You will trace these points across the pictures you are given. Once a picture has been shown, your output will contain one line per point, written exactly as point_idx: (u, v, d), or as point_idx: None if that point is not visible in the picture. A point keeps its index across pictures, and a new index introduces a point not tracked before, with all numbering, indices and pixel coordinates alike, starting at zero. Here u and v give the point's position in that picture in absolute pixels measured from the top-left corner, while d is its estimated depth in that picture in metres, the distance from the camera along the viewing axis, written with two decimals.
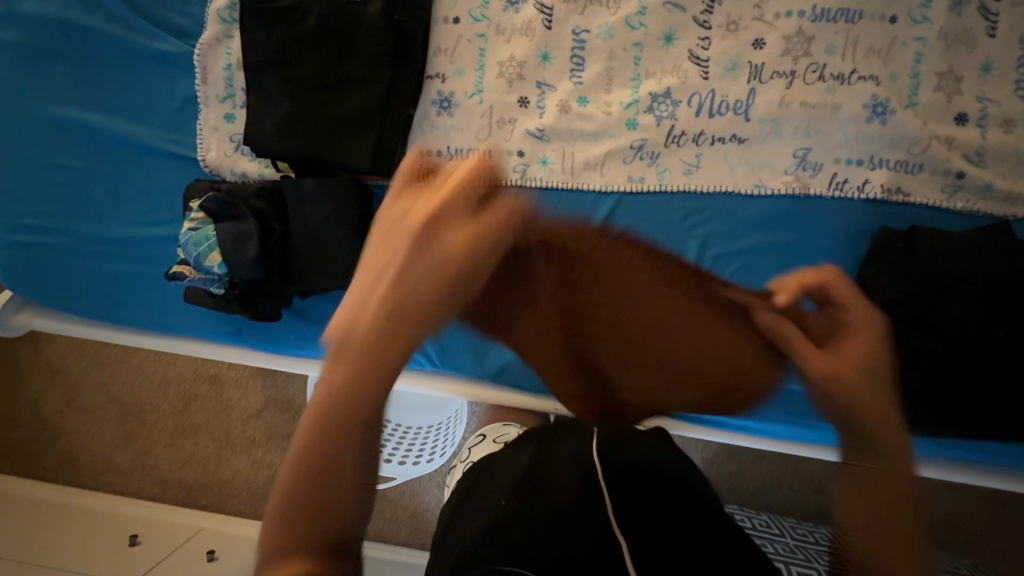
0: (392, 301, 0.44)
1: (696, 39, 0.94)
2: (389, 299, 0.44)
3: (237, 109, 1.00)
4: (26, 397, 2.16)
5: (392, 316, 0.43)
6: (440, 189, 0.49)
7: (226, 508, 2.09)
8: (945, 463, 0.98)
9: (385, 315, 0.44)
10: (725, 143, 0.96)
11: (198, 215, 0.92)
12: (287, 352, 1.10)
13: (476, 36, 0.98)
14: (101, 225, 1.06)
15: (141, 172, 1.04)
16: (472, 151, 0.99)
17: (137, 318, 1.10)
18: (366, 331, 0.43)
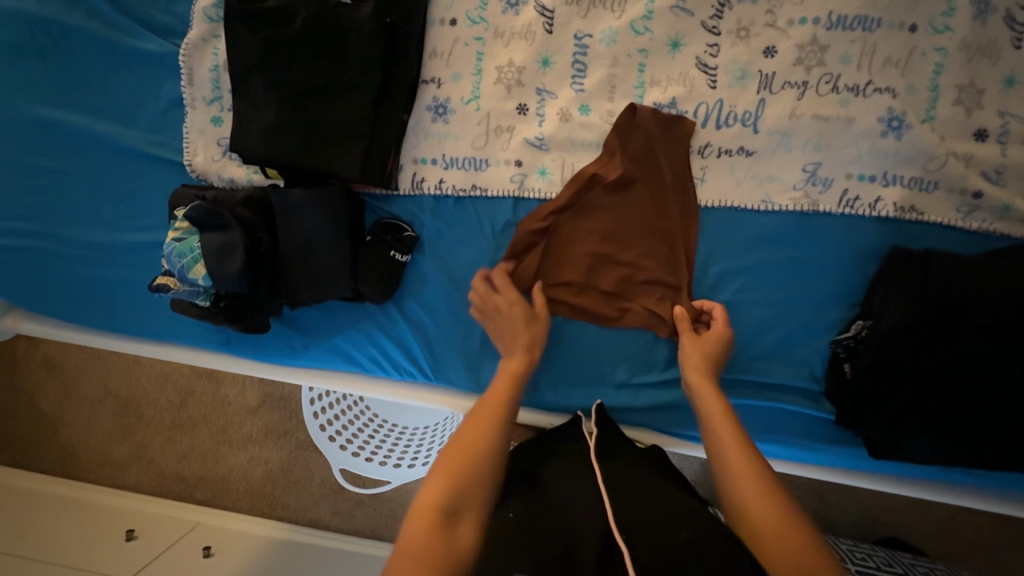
0: (450, 484, 0.69)
1: (704, 46, 0.90)
2: (459, 466, 0.71)
3: (224, 112, 0.97)
4: (23, 390, 2.16)
5: (456, 480, 0.70)
6: (497, 388, 0.83)
7: (223, 503, 2.09)
8: (945, 488, 0.96)
9: (450, 486, 0.69)
10: (732, 156, 0.92)
11: (182, 224, 0.89)
12: (277, 362, 1.07)
13: (473, 39, 0.93)
14: (86, 230, 1.03)
15: (126, 176, 1.01)
16: (468, 160, 0.96)
17: (124, 325, 1.07)
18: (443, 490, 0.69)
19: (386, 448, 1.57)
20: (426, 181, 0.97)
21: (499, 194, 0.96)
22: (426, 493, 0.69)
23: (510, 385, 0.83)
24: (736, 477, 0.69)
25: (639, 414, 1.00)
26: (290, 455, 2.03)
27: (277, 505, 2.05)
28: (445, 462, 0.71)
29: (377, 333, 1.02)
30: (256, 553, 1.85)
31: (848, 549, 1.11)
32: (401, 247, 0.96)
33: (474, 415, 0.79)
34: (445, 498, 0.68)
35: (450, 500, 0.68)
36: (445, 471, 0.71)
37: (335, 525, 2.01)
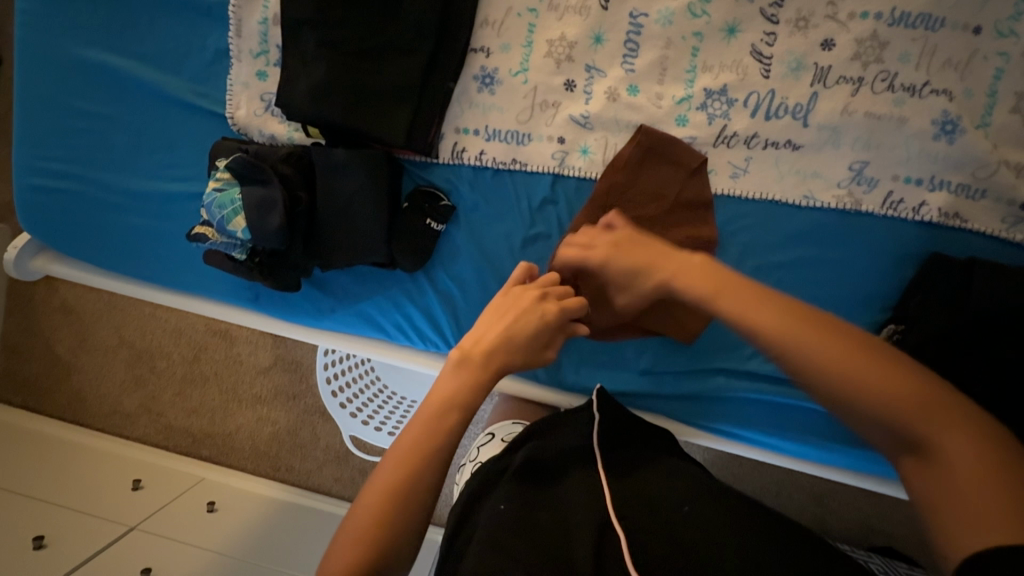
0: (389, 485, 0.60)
1: (761, 34, 0.88)
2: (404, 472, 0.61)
3: (270, 67, 0.96)
4: (39, 334, 2.18)
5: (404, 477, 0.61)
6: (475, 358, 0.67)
7: (228, 460, 2.12)
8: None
9: (394, 492, 0.60)
10: (778, 148, 0.91)
11: (223, 175, 0.89)
12: (302, 322, 1.08)
13: (526, 10, 0.92)
14: (123, 176, 1.04)
15: (166, 124, 1.01)
16: (511, 133, 0.95)
17: (154, 274, 1.08)
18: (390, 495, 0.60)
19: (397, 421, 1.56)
20: (466, 152, 0.96)
21: (539, 170, 0.96)
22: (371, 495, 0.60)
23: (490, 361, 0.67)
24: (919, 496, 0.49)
25: (658, 400, 1.02)
26: (297, 418, 2.05)
27: (280, 467, 2.08)
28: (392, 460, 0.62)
29: (404, 301, 1.03)
30: (258, 512, 1.88)
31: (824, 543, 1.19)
32: (437, 216, 0.96)
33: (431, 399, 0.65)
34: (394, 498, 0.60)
35: (399, 495, 0.60)
36: (396, 454, 0.62)
37: (336, 491, 2.04)
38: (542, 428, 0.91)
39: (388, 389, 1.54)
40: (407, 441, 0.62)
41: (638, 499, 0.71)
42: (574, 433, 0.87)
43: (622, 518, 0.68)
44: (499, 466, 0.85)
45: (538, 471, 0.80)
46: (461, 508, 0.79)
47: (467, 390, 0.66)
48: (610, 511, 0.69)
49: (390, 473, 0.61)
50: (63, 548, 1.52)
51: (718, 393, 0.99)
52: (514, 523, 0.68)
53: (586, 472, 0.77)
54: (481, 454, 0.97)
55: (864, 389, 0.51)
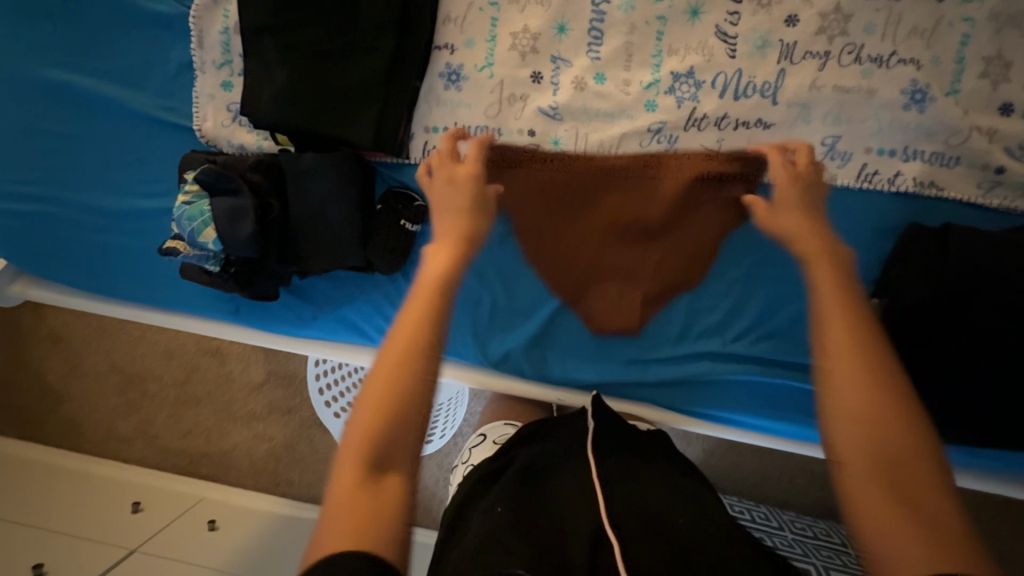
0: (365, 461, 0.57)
1: (725, 13, 0.88)
2: (369, 431, 0.59)
3: (235, 76, 0.95)
4: (31, 363, 2.17)
5: (371, 441, 0.58)
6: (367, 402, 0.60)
7: (227, 478, 2.11)
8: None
9: (365, 457, 0.57)
10: (749, 128, 0.90)
11: (192, 188, 0.88)
12: (283, 332, 1.07)
13: (488, 4, 0.91)
14: (93, 195, 1.03)
15: (134, 141, 1.00)
16: (481, 129, 0.94)
17: (132, 292, 1.07)
18: (356, 449, 0.58)
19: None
20: None
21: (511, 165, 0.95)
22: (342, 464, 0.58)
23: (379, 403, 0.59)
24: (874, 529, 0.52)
25: (646, 389, 1.01)
26: (294, 432, 2.05)
27: (280, 482, 2.07)
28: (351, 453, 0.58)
29: (386, 304, 1.02)
30: (261, 528, 1.87)
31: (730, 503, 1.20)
32: (411, 217, 0.95)
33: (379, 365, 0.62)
34: (365, 458, 0.57)
35: (369, 463, 0.57)
36: (360, 433, 0.59)
37: None
38: (538, 431, 0.92)
39: None
40: (371, 401, 0.60)
41: (638, 506, 0.69)
42: (569, 430, 0.88)
43: (615, 522, 0.66)
44: (501, 464, 0.86)
45: (541, 472, 0.79)
46: (453, 513, 0.80)
47: (406, 351, 0.62)
48: (606, 515, 0.67)
49: (357, 437, 0.58)
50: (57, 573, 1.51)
51: (707, 378, 0.98)
52: (509, 524, 0.67)
53: (582, 472, 0.76)
54: (472, 457, 0.96)
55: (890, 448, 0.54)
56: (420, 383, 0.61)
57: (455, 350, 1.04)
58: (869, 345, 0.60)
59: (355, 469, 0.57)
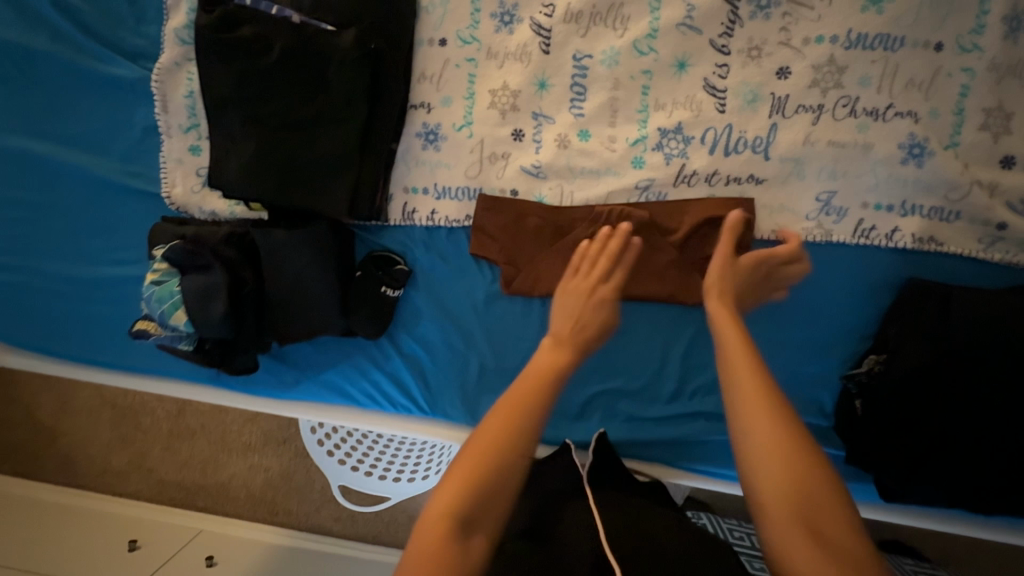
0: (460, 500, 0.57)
1: (713, 66, 0.84)
2: (465, 492, 0.58)
3: (203, 140, 0.91)
4: (22, 399, 2.14)
5: (469, 499, 0.57)
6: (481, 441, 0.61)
7: (225, 509, 2.11)
8: (940, 514, 0.93)
9: (455, 513, 0.57)
10: (741, 183, 0.86)
11: (160, 265, 0.84)
12: (267, 395, 1.04)
13: (465, 60, 0.87)
14: (62, 263, 0.99)
15: (101, 207, 0.96)
16: (462, 189, 0.90)
17: (108, 359, 1.03)
18: (454, 499, 0.57)
19: (408, 463, 1.52)
20: (417, 213, 0.92)
21: None
22: (434, 506, 0.57)
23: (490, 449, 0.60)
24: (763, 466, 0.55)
25: (642, 448, 0.98)
26: (291, 462, 2.05)
27: (279, 511, 2.08)
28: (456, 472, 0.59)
29: (371, 368, 0.99)
30: (261, 560, 1.87)
31: (726, 527, 1.06)
32: (392, 282, 0.91)
33: (489, 425, 0.62)
34: (457, 510, 0.57)
35: (459, 517, 0.57)
36: (461, 471, 0.59)
37: (337, 530, 2.05)
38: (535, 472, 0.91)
39: (374, 437, 1.53)
40: (464, 461, 0.60)
41: (646, 547, 0.68)
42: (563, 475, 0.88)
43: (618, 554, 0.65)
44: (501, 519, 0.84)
45: (544, 516, 0.79)
46: None
47: (531, 405, 0.63)
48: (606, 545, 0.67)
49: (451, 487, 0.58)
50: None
51: (705, 437, 0.95)
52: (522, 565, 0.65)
53: (582, 508, 0.76)
54: None
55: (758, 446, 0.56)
56: (515, 467, 0.60)
57: (442, 411, 0.98)
58: (773, 396, 0.58)
59: (448, 517, 0.56)
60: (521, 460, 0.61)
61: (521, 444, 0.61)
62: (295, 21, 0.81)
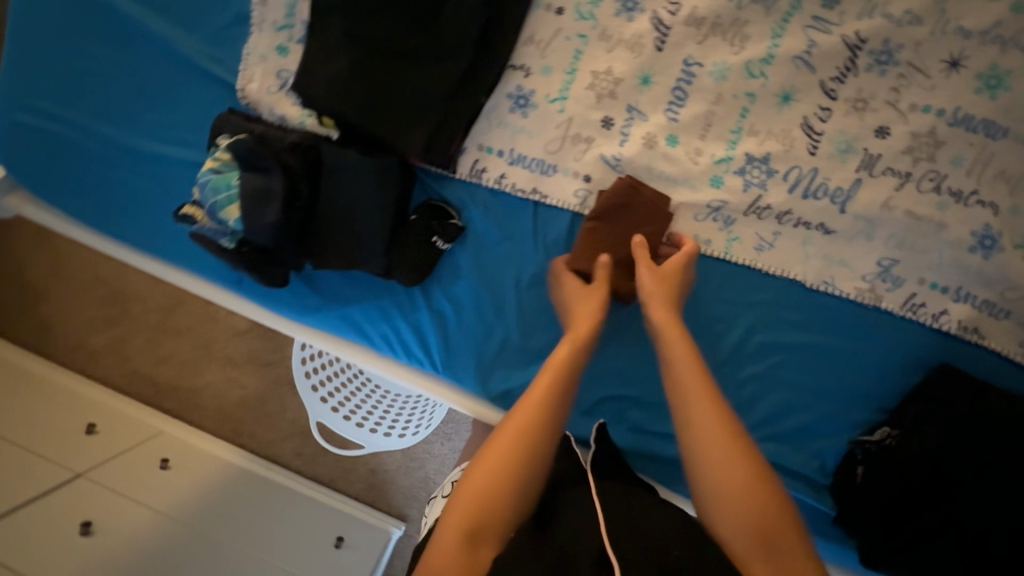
0: (475, 507, 0.67)
1: (816, 107, 0.83)
2: (474, 506, 0.67)
3: (292, 43, 0.89)
4: (14, 256, 2.10)
5: (478, 514, 0.67)
6: (509, 425, 0.73)
7: (190, 417, 2.10)
8: None
9: (469, 525, 0.66)
10: (809, 229, 0.87)
11: (223, 155, 0.82)
12: (284, 314, 1.02)
13: (576, 35, 0.85)
14: (116, 129, 0.96)
15: (170, 83, 0.93)
16: (537, 161, 0.89)
17: (135, 236, 1.01)
18: (464, 515, 0.66)
19: (393, 417, 1.55)
20: (486, 172, 0.91)
21: (558, 205, 0.90)
22: (448, 521, 0.67)
23: (512, 447, 0.70)
24: (725, 497, 0.67)
25: (641, 460, 0.99)
26: (268, 387, 2.05)
27: (242, 432, 2.07)
28: (471, 484, 0.69)
29: (395, 313, 0.98)
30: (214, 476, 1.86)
31: None
32: (444, 235, 0.91)
33: (499, 440, 0.72)
34: (466, 524, 0.66)
35: (469, 530, 0.66)
36: (475, 486, 0.68)
37: (295, 466, 2.05)
38: None
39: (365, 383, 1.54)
40: (478, 479, 0.69)
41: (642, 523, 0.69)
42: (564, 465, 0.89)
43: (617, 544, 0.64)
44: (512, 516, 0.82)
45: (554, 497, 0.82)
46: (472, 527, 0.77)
47: (538, 418, 0.72)
48: (607, 536, 0.65)
49: (462, 502, 0.68)
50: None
51: None
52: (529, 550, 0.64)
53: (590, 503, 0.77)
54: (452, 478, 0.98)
55: (730, 486, 0.67)
56: (529, 473, 0.70)
57: (455, 374, 0.98)
58: (737, 441, 0.69)
59: (457, 533, 0.65)
60: (522, 484, 0.70)
61: (534, 443, 0.71)
62: None
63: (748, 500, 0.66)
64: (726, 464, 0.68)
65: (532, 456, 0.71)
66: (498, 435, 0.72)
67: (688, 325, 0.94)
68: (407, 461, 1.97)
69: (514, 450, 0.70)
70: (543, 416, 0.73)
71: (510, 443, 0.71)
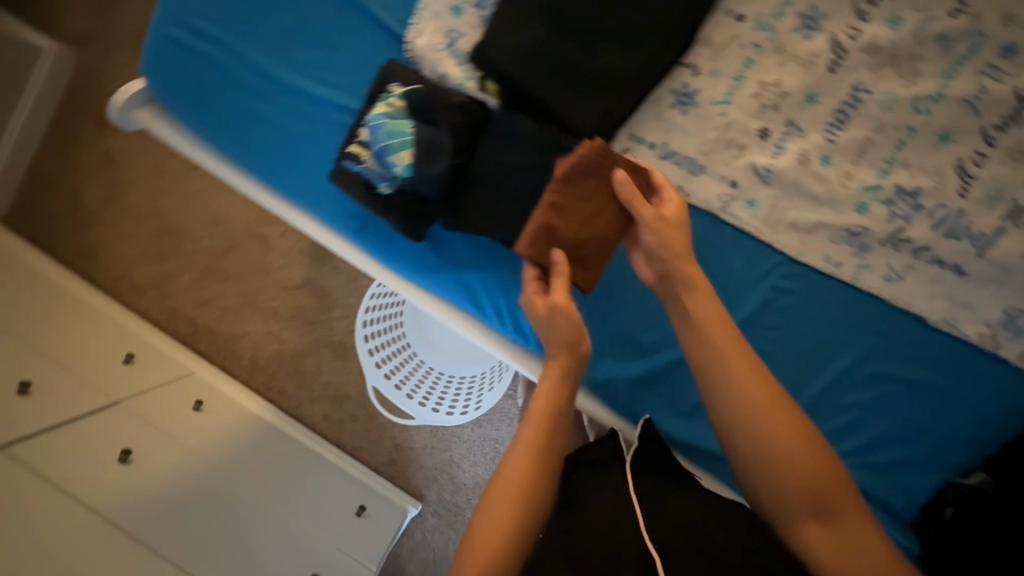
0: (508, 523, 0.65)
1: (973, 151, 0.85)
2: (506, 523, 0.65)
3: (468, 6, 0.90)
4: (72, 175, 2.07)
5: (510, 527, 0.65)
6: (526, 432, 0.71)
7: (221, 363, 2.06)
8: None
9: (502, 546, 0.64)
10: (942, 268, 0.89)
11: (397, 102, 0.82)
12: (399, 272, 1.02)
13: (751, 44, 0.87)
14: (269, 59, 0.95)
15: (335, 22, 0.93)
16: (688, 159, 0.91)
17: (263, 169, 1.01)
18: (497, 534, 0.65)
19: (441, 393, 1.58)
20: (636, 162, 0.92)
21: (699, 205, 0.93)
22: (480, 542, 0.64)
23: (531, 455, 0.69)
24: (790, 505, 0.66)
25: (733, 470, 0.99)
26: (308, 346, 2.04)
27: (273, 387, 2.05)
28: (500, 503, 0.67)
29: (515, 287, 0.98)
30: (246, 423, 1.80)
31: None
32: None
33: (514, 451, 0.70)
34: (500, 544, 0.64)
35: (504, 552, 0.64)
36: (505, 504, 0.67)
37: (320, 429, 2.04)
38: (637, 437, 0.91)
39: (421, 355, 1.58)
40: (502, 498, 0.67)
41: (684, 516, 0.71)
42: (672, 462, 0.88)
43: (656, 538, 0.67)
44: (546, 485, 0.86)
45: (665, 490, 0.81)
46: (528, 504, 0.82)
47: (548, 422, 0.72)
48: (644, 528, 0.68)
49: (482, 550, 0.64)
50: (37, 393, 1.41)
51: None
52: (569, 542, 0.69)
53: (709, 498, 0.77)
54: None
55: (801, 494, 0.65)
56: (547, 478, 0.70)
57: None
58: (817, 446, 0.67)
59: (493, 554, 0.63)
60: (546, 491, 0.69)
61: (547, 447, 0.71)
62: None
63: (829, 503, 0.65)
64: (803, 478, 0.65)
65: (549, 459, 0.71)
66: (513, 445, 0.71)
67: (804, 343, 0.95)
68: (434, 442, 1.98)
69: (533, 457, 0.69)
70: (545, 441, 0.71)
71: (527, 452, 0.70)
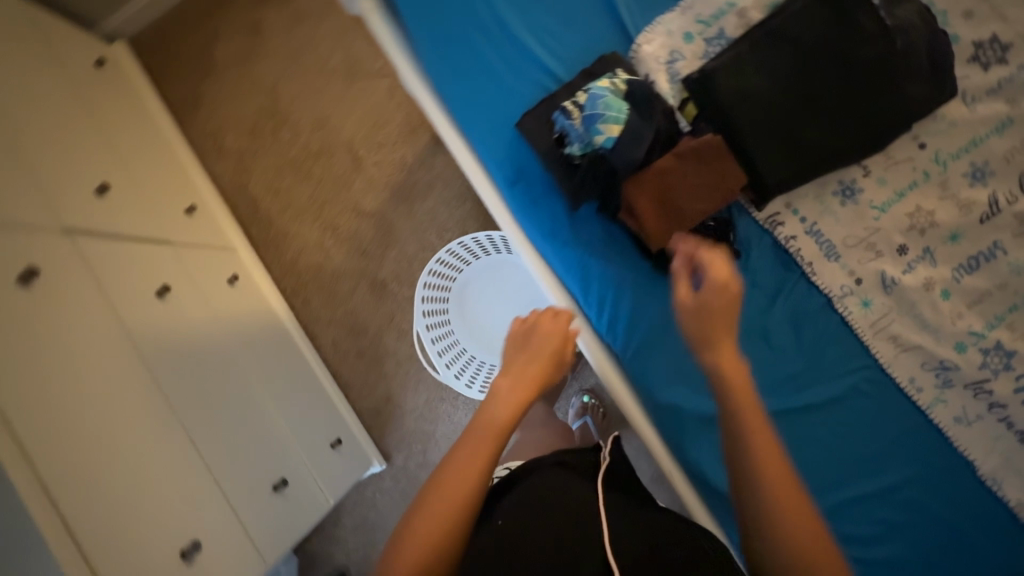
0: (445, 530, 0.65)
1: None
2: (449, 519, 0.66)
3: (700, 38, 1.01)
4: (211, 27, 2.14)
5: (445, 524, 0.65)
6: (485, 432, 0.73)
7: (263, 254, 2.11)
8: None
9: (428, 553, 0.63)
10: (1008, 429, 0.96)
11: (619, 84, 0.92)
12: (527, 233, 1.09)
13: (921, 170, 0.97)
14: (511, 11, 1.07)
15: (579, 9, 1.07)
16: (829, 243, 0.99)
17: (455, 98, 1.07)
18: (427, 540, 0.64)
19: (462, 367, 1.64)
20: (782, 226, 1.00)
21: (821, 287, 1.00)
22: (413, 536, 0.64)
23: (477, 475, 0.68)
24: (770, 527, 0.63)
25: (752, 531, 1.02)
26: (352, 271, 2.08)
27: (297, 294, 2.09)
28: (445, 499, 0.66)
29: (626, 290, 1.04)
30: (262, 314, 1.90)
31: None
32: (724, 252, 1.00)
33: (462, 460, 0.69)
34: (430, 547, 0.64)
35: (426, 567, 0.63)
36: (452, 500, 0.67)
37: (325, 351, 2.08)
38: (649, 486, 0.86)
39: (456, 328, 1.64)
40: (440, 500, 0.66)
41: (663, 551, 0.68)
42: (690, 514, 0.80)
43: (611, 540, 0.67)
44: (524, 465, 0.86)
45: None
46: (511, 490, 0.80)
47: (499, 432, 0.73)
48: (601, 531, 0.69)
49: (417, 550, 0.63)
50: (107, 205, 1.48)
51: None
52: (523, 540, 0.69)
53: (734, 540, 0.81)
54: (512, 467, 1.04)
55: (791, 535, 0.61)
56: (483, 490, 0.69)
57: (641, 367, 1.05)
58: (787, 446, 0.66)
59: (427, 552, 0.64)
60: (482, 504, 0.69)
61: (491, 460, 0.71)
62: (889, 32, 0.88)
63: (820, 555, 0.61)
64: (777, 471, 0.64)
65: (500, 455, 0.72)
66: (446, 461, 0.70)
67: (862, 446, 1.00)
68: (425, 409, 2.04)
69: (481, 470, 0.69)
70: (490, 448, 0.71)
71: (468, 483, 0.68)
